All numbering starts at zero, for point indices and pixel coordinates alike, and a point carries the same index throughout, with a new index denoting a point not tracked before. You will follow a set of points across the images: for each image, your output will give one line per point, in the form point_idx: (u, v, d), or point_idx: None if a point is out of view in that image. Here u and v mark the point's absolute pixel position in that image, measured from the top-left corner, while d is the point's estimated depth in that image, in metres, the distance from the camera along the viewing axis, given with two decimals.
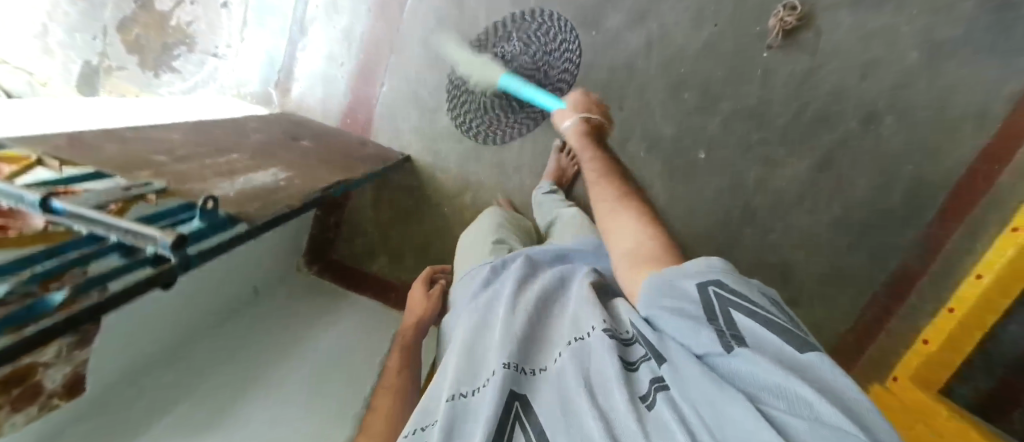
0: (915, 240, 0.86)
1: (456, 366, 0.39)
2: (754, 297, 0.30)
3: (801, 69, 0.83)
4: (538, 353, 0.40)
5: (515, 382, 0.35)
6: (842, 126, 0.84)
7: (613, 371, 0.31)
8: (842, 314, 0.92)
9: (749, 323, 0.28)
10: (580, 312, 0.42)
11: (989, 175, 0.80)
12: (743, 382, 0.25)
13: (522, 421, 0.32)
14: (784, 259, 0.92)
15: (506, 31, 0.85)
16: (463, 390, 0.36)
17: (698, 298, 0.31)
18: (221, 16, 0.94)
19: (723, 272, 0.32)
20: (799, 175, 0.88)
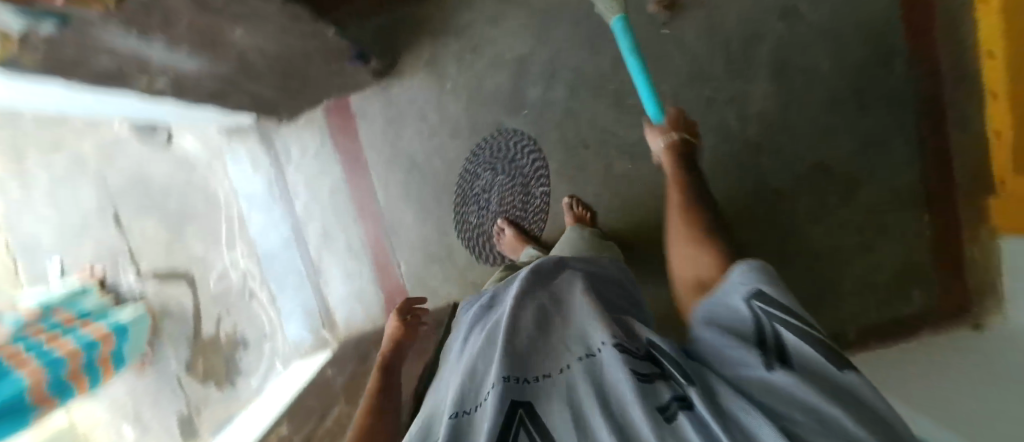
0: (910, 68, 0.88)
1: (457, 385, 0.39)
2: (799, 309, 0.31)
3: (701, 21, 0.90)
4: (538, 359, 0.38)
5: (515, 392, 0.34)
6: (768, 34, 0.89)
7: (629, 382, 0.31)
8: (905, 161, 0.92)
9: (801, 344, 0.29)
10: (588, 323, 0.39)
11: None
12: (781, 399, 0.26)
13: (528, 429, 0.32)
14: (811, 158, 0.94)
15: (474, 171, 0.96)
16: (467, 407, 0.36)
17: (750, 318, 0.32)
18: (254, 306, 1.06)
19: (769, 280, 0.32)
20: (766, 91, 0.91)
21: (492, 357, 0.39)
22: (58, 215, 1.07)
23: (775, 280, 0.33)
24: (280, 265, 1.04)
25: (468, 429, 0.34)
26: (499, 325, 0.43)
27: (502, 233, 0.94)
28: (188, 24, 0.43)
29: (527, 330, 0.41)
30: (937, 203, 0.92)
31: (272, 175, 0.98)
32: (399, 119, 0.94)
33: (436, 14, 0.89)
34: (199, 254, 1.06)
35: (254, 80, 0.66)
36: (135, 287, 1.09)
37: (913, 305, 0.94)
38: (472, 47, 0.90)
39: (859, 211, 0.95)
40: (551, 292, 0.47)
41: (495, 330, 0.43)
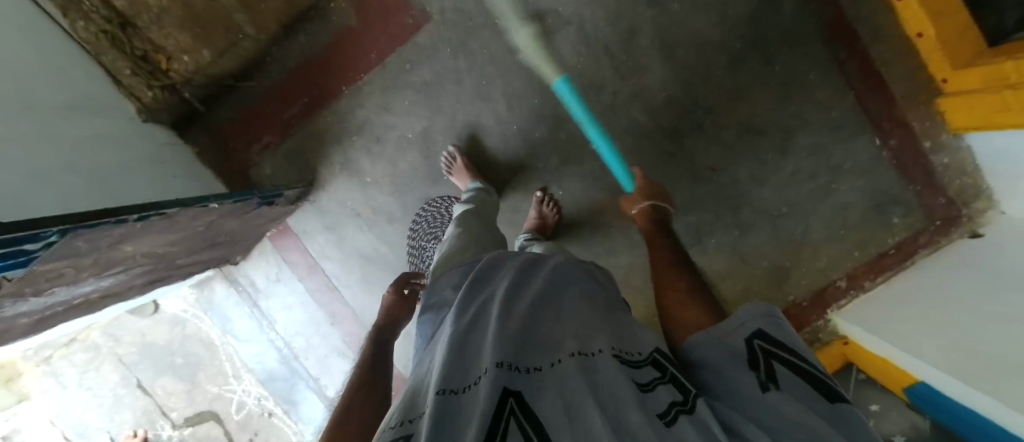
0: (800, 6, 0.85)
1: (444, 365, 0.34)
2: (798, 351, 0.34)
3: (576, 36, 0.89)
4: (529, 355, 0.35)
5: (508, 380, 0.30)
6: (647, 24, 0.88)
7: (629, 387, 0.29)
8: (833, 94, 0.88)
9: (791, 373, 0.32)
10: (586, 330, 0.38)
11: None
12: (768, 414, 0.27)
13: (519, 417, 0.26)
14: (736, 123, 0.90)
15: (422, 247, 0.96)
16: (453, 388, 0.31)
17: (746, 351, 0.35)
18: (277, 423, 1.12)
19: (773, 328, 0.36)
20: (666, 78, 0.90)
21: (485, 347, 0.36)
22: (93, 397, 1.18)
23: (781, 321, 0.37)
24: (285, 385, 1.09)
25: (454, 407, 0.29)
26: (493, 316, 0.40)
27: (453, 161, 0.92)
28: (77, 269, 0.50)
29: (518, 321, 0.39)
30: (882, 122, 0.88)
31: (249, 310, 1.06)
32: (338, 224, 0.99)
33: (334, 122, 0.94)
34: (215, 392, 1.14)
35: (183, 258, 0.74)
36: (174, 436, 1.17)
37: (897, 233, 0.90)
38: (376, 138, 0.94)
39: (804, 157, 0.90)
40: (541, 290, 0.45)
41: (489, 322, 0.40)
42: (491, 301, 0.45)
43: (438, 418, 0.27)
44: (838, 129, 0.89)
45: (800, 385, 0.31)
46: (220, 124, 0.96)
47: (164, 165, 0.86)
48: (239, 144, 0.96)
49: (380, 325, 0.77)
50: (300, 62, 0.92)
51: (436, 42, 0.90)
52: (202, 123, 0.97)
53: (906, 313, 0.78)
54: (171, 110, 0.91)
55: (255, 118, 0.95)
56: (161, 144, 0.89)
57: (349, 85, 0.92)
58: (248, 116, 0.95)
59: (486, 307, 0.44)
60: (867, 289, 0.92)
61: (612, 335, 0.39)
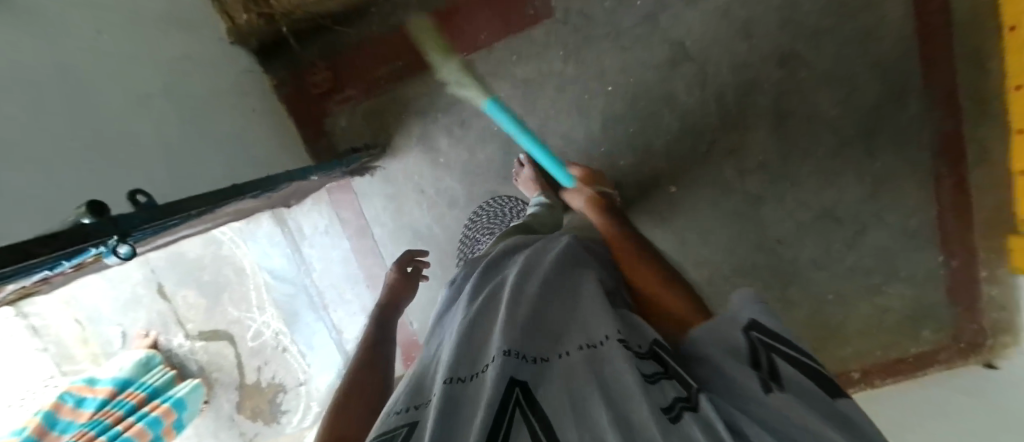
0: (921, 109, 0.84)
1: (454, 352, 0.37)
2: (792, 345, 0.34)
3: (694, 76, 0.85)
4: (538, 345, 0.36)
5: (514, 369, 0.31)
6: (767, 83, 0.85)
7: (635, 375, 0.29)
8: (916, 203, 0.88)
9: (794, 369, 0.31)
10: (593, 317, 0.39)
11: (932, 26, 0.81)
12: (773, 411, 0.27)
13: (524, 410, 0.27)
14: (816, 204, 0.91)
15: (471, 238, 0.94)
16: (461, 375, 0.33)
17: (745, 344, 0.35)
18: (287, 358, 1.15)
19: (768, 317, 0.37)
20: (765, 142, 0.88)
21: (492, 335, 0.37)
22: (111, 288, 1.16)
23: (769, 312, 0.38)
24: (306, 328, 1.11)
25: (461, 395, 0.31)
26: (503, 306, 0.42)
27: (521, 169, 0.88)
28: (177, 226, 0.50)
29: (528, 308, 0.40)
30: (950, 242, 0.89)
31: (289, 252, 1.05)
32: (399, 195, 0.97)
33: (423, 93, 0.90)
34: (234, 317, 1.14)
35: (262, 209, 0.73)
36: (185, 345, 1.17)
37: (921, 344, 0.95)
38: (461, 122, 0.91)
39: (867, 254, 0.92)
40: (552, 281, 0.47)
41: (499, 310, 0.42)
42: (502, 289, 0.47)
43: (445, 405, 0.29)
44: (907, 236, 0.90)
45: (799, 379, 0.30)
46: (305, 65, 0.90)
47: (242, 96, 0.81)
48: (320, 90, 0.91)
49: (382, 304, 0.78)
50: (406, 23, 0.87)
51: (552, 41, 0.86)
52: (285, 58, 0.90)
53: (898, 407, 0.85)
54: (262, 40, 0.86)
55: (342, 68, 0.90)
56: (242, 73, 0.82)
57: (452, 60, 0.89)
58: (335, 64, 0.90)
59: (499, 297, 0.46)
60: (876, 385, 0.97)
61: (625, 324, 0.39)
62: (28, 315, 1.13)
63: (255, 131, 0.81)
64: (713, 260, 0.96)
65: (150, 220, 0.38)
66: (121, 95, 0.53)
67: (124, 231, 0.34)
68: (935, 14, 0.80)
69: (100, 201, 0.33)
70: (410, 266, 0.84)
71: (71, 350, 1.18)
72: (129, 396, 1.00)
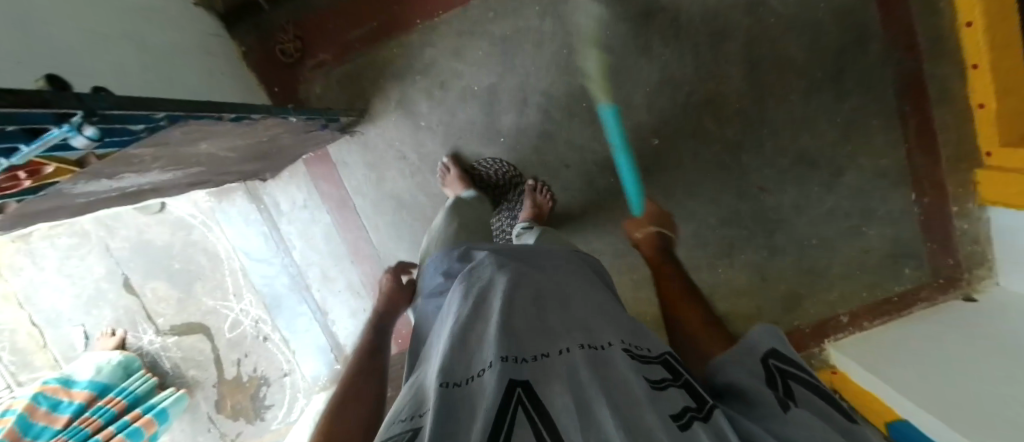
0: (883, 51, 0.88)
1: (447, 357, 0.33)
2: (814, 376, 0.33)
3: (668, 27, 0.87)
4: (533, 342, 0.33)
5: (515, 371, 0.28)
6: (738, 32, 0.88)
7: (640, 380, 0.27)
8: (886, 143, 0.92)
9: (816, 398, 0.30)
10: (595, 323, 0.36)
11: None
12: (786, 429, 0.25)
13: (527, 407, 0.25)
14: (793, 150, 0.93)
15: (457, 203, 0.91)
16: (457, 380, 0.30)
17: (762, 369, 0.34)
18: (270, 348, 1.08)
19: (784, 347, 0.36)
20: (742, 90, 0.90)
21: (487, 335, 0.34)
22: (72, 285, 1.08)
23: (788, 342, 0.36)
24: (287, 312, 1.05)
25: (458, 402, 0.27)
26: (497, 302, 0.38)
27: (447, 171, 0.90)
28: (149, 159, 0.48)
29: (524, 309, 0.37)
30: (920, 180, 0.93)
31: (266, 230, 1.00)
32: (379, 162, 0.94)
33: (399, 54, 0.88)
34: (210, 306, 1.07)
35: (229, 168, 0.70)
36: (156, 342, 1.10)
37: (904, 283, 0.96)
38: (440, 83, 0.90)
39: (846, 196, 0.95)
40: (546, 282, 0.42)
41: (489, 309, 0.38)
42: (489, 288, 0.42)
43: (443, 413, 0.26)
44: (881, 177, 0.93)
45: (817, 404, 0.29)
46: (272, 29, 0.88)
47: (209, 58, 0.78)
48: (289, 56, 0.88)
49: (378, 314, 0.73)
50: None
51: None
52: (255, 20, 0.88)
53: (883, 351, 0.84)
54: None
55: (314, 30, 0.88)
56: (208, 34, 0.80)
57: (425, 20, 0.87)
58: (305, 27, 0.88)
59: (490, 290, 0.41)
60: (865, 328, 0.98)
61: (621, 330, 0.37)
62: None
63: (232, 94, 0.78)
64: (700, 213, 0.97)
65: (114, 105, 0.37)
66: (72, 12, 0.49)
67: (87, 110, 0.34)
68: None
69: (60, 79, 0.34)
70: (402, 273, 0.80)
71: (31, 357, 1.10)
72: (109, 402, 0.96)
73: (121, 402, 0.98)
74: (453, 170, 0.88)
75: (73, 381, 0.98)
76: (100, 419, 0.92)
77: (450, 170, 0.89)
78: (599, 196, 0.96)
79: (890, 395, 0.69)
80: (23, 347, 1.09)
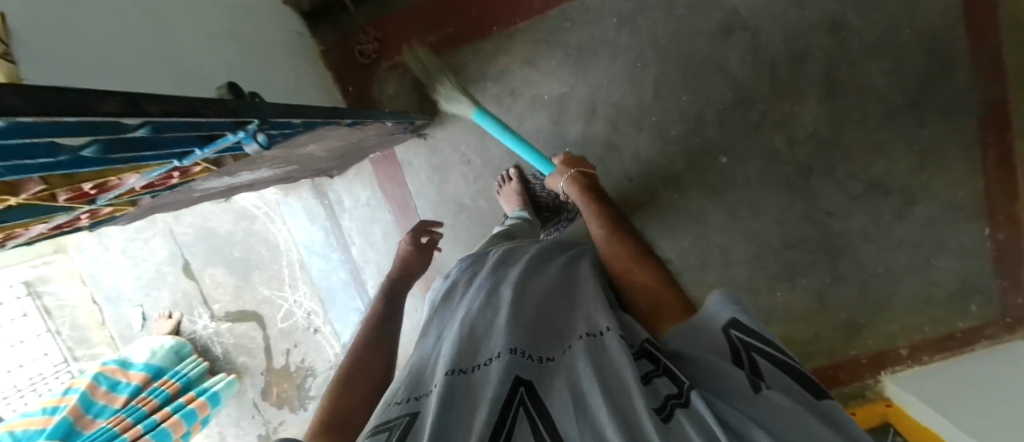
0: (969, 78, 0.85)
1: (458, 346, 0.36)
2: (775, 342, 0.31)
3: (746, 44, 0.86)
4: (538, 341, 0.36)
5: (520, 368, 0.32)
6: (817, 52, 0.86)
7: (631, 371, 0.29)
8: (963, 174, 0.89)
9: (778, 371, 0.29)
10: (594, 312, 0.39)
11: None
12: (755, 418, 0.24)
13: (528, 408, 0.28)
14: (864, 176, 0.91)
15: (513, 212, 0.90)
16: (465, 367, 0.34)
17: (726, 345, 0.32)
18: (319, 340, 1.10)
19: (747, 315, 0.33)
20: (815, 112, 0.89)
21: (496, 330, 0.37)
22: (134, 267, 1.11)
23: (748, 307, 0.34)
24: (339, 307, 1.07)
25: (468, 387, 0.31)
26: (506, 300, 0.41)
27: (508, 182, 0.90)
28: (266, 159, 0.48)
29: (531, 306, 0.40)
30: (996, 214, 0.90)
31: (327, 226, 1.02)
32: (444, 165, 0.95)
33: (473, 59, 0.89)
34: (265, 296, 1.09)
35: (316, 165, 0.71)
36: (210, 327, 1.12)
37: (969, 319, 0.93)
38: (511, 90, 0.90)
39: (915, 225, 0.92)
40: (555, 283, 0.45)
41: (499, 304, 0.41)
42: (501, 284, 0.46)
43: (446, 398, 0.30)
44: (953, 208, 0.91)
45: (782, 380, 0.28)
46: (353, 30, 0.89)
47: (296, 55, 0.79)
48: (366, 56, 0.89)
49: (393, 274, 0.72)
50: None
51: (606, 9, 0.86)
52: (339, 19, 0.89)
53: (943, 385, 0.83)
54: None
55: (393, 32, 0.89)
56: (294, 32, 0.81)
57: (502, 27, 0.88)
58: (383, 29, 0.89)
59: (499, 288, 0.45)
60: (925, 362, 0.95)
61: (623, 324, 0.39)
62: (40, 296, 1.10)
63: (313, 94, 0.79)
64: (762, 234, 0.96)
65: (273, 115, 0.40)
66: (188, 17, 0.51)
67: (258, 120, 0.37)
68: None
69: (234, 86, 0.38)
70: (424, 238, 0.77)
71: (89, 334, 1.13)
72: (164, 384, 0.99)
73: (174, 385, 1.01)
74: (512, 181, 0.89)
75: (129, 364, 1.01)
76: (156, 399, 0.95)
77: (511, 182, 0.90)
78: (659, 210, 0.96)
79: (942, 428, 0.69)
80: (83, 324, 1.12)
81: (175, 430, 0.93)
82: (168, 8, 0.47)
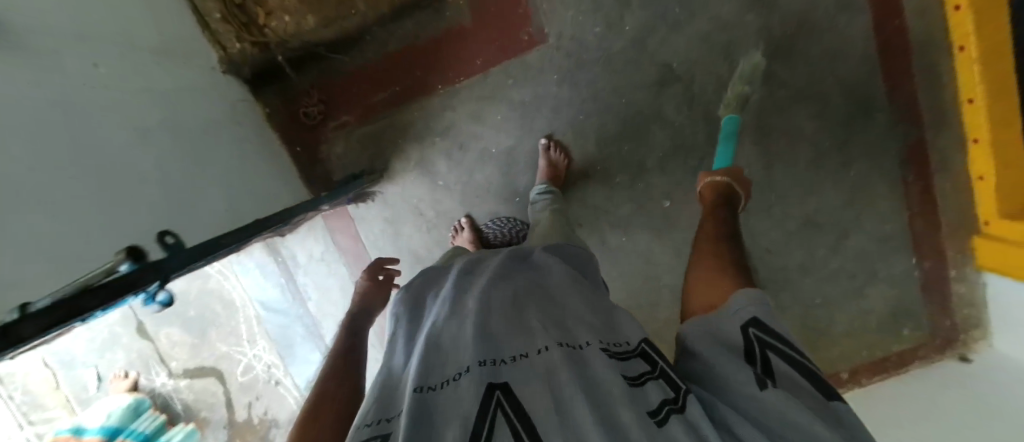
0: (890, 120, 0.90)
1: (423, 359, 0.34)
2: (793, 341, 0.31)
3: (682, 95, 0.89)
4: (510, 344, 0.35)
5: (492, 374, 0.30)
6: (749, 100, 0.90)
7: (616, 378, 0.29)
8: (890, 207, 0.95)
9: (792, 368, 0.30)
10: (572, 325, 0.38)
11: (897, 38, 0.86)
12: (758, 419, 0.26)
13: (505, 408, 0.26)
14: (800, 213, 0.96)
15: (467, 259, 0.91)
16: (432, 383, 0.31)
17: (743, 343, 0.32)
18: (282, 392, 1.10)
19: (769, 315, 0.33)
20: (751, 155, 0.93)
21: (465, 338, 0.35)
22: (87, 330, 1.09)
23: (769, 304, 0.33)
24: (299, 359, 1.06)
25: (437, 399, 0.29)
26: (473, 308, 0.40)
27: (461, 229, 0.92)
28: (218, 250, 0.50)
29: (501, 314, 0.39)
30: (921, 243, 0.95)
31: (283, 281, 1.02)
32: (397, 218, 0.96)
33: (420, 116, 0.91)
34: (223, 351, 1.08)
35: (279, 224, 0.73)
36: (169, 383, 1.11)
37: (903, 342, 0.99)
38: (459, 145, 0.92)
39: (850, 257, 0.97)
40: (523, 287, 0.45)
41: (467, 314, 0.40)
42: (467, 294, 0.45)
43: (417, 414, 0.27)
44: (882, 240, 0.96)
45: (794, 378, 0.29)
46: (296, 93, 0.90)
47: (237, 125, 0.79)
48: (312, 118, 0.91)
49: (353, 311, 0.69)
50: (401, 48, 0.88)
51: (547, 65, 0.88)
52: (280, 83, 0.90)
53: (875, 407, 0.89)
54: (254, 68, 0.85)
55: (338, 93, 0.90)
56: (235, 102, 0.81)
57: (446, 85, 0.89)
58: (328, 91, 0.90)
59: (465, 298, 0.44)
60: (863, 384, 1.01)
61: (599, 327, 0.38)
62: None
63: (255, 167, 0.79)
64: None
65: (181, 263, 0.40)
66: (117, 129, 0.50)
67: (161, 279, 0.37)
68: (904, 24, 0.85)
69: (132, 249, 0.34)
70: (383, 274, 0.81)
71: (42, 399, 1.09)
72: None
73: None
74: (464, 230, 0.91)
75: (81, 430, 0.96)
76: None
77: (462, 231, 0.91)
78: (610, 253, 0.98)
79: None
80: (36, 390, 1.08)
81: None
82: (98, 131, 0.46)
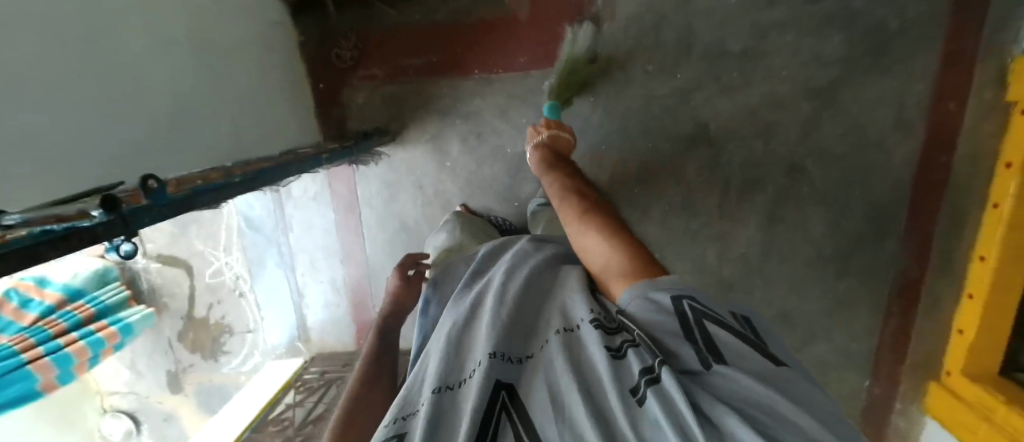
0: (898, 249, 0.89)
1: (440, 358, 0.34)
2: (724, 317, 0.32)
3: (707, 159, 0.88)
4: (522, 340, 0.34)
5: (502, 372, 0.30)
6: (771, 185, 0.89)
7: (601, 354, 0.29)
8: (865, 328, 0.95)
9: (733, 338, 0.30)
10: (569, 302, 0.37)
11: (940, 170, 0.82)
12: (718, 392, 0.25)
13: (511, 415, 0.27)
14: (778, 306, 0.97)
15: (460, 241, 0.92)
16: (450, 384, 0.31)
17: (676, 312, 0.32)
18: (242, 305, 1.14)
19: (688, 290, 0.34)
20: (753, 237, 0.92)
21: (479, 334, 0.35)
22: None
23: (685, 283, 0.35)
24: (265, 280, 1.09)
25: (453, 406, 0.29)
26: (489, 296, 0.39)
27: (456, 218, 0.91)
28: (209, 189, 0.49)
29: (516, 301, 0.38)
30: (880, 370, 0.97)
31: (271, 206, 1.02)
32: (396, 184, 0.96)
33: (448, 94, 0.89)
34: (199, 251, 1.12)
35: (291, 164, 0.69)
36: (142, 262, 1.17)
37: None
38: (477, 134, 0.90)
39: (808, 361, 0.99)
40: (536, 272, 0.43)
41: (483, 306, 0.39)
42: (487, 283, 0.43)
43: (435, 425, 0.27)
44: (845, 356, 0.98)
45: (739, 348, 0.29)
46: (334, 33, 0.88)
47: (267, 49, 0.78)
48: (343, 61, 0.89)
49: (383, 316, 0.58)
50: (450, 21, 0.86)
51: (587, 85, 0.86)
52: (319, 16, 0.87)
53: None
54: None
55: (375, 44, 0.88)
56: (270, 23, 0.79)
57: (484, 72, 0.87)
58: (367, 39, 0.88)
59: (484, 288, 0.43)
60: None
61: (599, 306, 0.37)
62: None
63: (271, 96, 0.78)
64: None
65: (158, 216, 0.39)
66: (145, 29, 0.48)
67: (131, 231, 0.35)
68: (952, 157, 0.80)
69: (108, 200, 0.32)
70: (413, 270, 0.64)
71: None
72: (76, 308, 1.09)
73: (87, 309, 1.11)
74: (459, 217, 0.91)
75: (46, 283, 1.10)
76: (64, 324, 1.07)
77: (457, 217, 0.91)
78: None
79: None
80: None
81: (78, 354, 1.07)
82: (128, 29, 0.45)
